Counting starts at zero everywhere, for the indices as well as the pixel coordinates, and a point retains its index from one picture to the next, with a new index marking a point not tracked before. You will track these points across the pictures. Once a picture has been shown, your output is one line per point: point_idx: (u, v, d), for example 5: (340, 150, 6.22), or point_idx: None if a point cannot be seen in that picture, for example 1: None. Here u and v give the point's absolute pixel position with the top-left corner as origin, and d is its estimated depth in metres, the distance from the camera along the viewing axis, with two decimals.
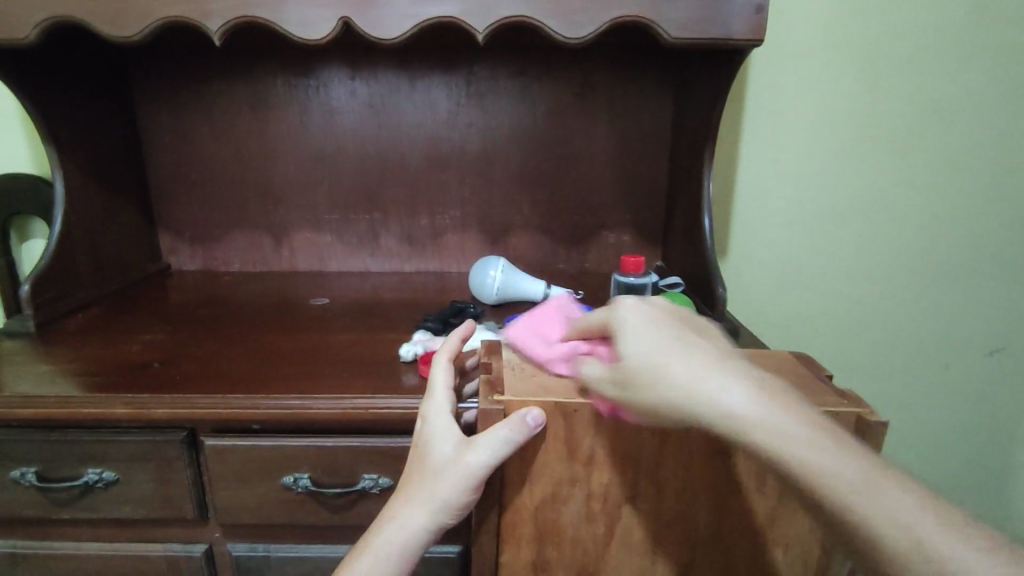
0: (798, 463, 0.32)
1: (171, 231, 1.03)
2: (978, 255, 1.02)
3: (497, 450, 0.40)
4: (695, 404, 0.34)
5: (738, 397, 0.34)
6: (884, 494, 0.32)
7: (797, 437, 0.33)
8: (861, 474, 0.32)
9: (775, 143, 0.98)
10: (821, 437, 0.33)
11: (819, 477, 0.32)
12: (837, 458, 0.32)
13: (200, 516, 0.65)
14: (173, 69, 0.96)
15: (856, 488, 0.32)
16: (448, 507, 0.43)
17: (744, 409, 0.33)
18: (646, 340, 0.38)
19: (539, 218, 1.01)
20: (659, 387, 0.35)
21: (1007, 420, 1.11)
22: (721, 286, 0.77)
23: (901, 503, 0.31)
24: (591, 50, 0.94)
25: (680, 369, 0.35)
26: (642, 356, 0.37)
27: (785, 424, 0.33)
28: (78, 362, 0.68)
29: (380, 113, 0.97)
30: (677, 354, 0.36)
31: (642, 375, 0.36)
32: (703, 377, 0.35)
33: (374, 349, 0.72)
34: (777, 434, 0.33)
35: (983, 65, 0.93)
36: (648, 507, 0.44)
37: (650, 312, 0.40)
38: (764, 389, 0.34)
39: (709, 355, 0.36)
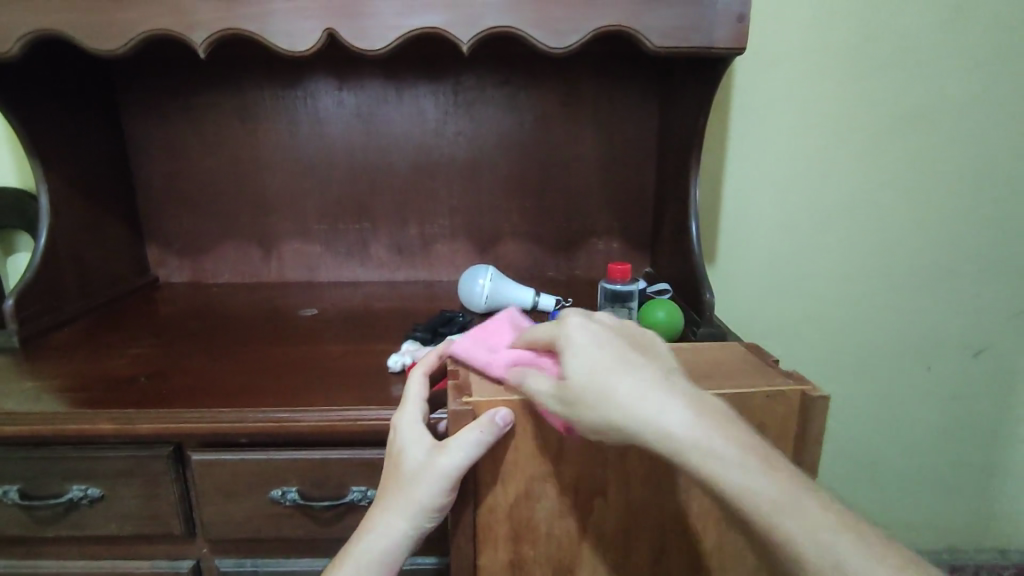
0: (730, 483, 0.34)
1: (159, 243, 1.03)
2: (962, 257, 1.03)
3: (470, 449, 0.41)
4: (638, 422, 0.36)
5: (673, 416, 0.35)
6: (806, 519, 0.33)
7: (731, 460, 0.34)
8: (795, 497, 0.34)
9: (760, 148, 0.99)
10: (755, 458, 0.34)
11: (748, 498, 0.34)
12: (779, 487, 0.34)
13: (187, 532, 0.64)
14: (159, 81, 0.96)
15: (779, 510, 0.33)
16: (425, 511, 0.43)
17: (679, 430, 0.35)
18: (590, 357, 0.39)
19: (527, 226, 1.02)
20: (611, 410, 0.36)
21: (996, 420, 1.11)
22: (709, 290, 0.77)
23: (825, 524, 0.33)
24: (577, 59, 0.94)
25: (617, 385, 0.37)
26: (584, 372, 0.38)
27: (720, 445, 0.34)
28: (63, 377, 0.68)
29: (367, 123, 0.98)
30: (618, 373, 0.37)
31: (582, 391, 0.38)
32: (644, 398, 0.36)
33: (363, 360, 0.72)
34: (711, 456, 0.34)
35: (964, 70, 0.95)
36: (619, 499, 0.44)
37: (596, 329, 0.41)
38: (703, 411, 0.36)
39: (650, 373, 0.38)
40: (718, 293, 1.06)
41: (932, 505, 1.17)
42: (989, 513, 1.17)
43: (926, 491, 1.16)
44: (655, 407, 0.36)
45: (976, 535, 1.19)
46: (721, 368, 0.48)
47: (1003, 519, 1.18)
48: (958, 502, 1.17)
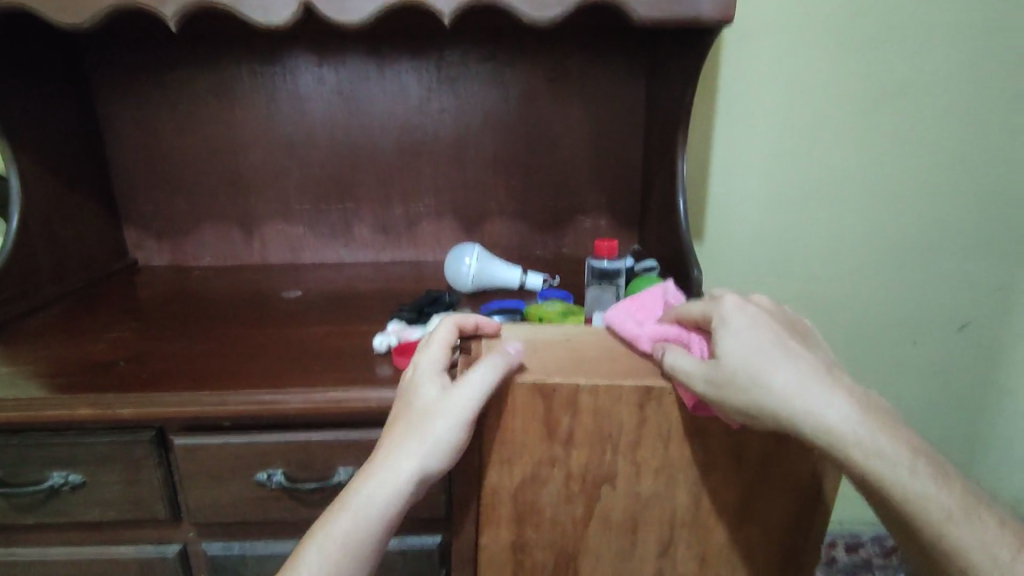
0: (894, 481, 0.36)
1: (138, 226, 1.00)
2: (948, 231, 1.03)
3: (492, 375, 0.41)
4: (796, 413, 0.37)
5: (839, 412, 0.37)
6: (968, 523, 0.35)
7: (896, 462, 0.36)
8: (959, 502, 0.36)
9: (748, 124, 0.98)
10: (922, 463, 0.36)
11: (910, 499, 0.36)
12: (938, 490, 0.36)
13: (172, 517, 0.64)
14: (133, 58, 0.93)
15: (941, 510, 0.35)
16: (438, 451, 0.41)
17: (841, 427, 0.36)
18: (749, 340, 0.40)
19: (514, 205, 1.00)
20: (765, 397, 0.38)
21: (979, 393, 1.13)
22: (698, 268, 0.77)
23: (985, 532, 0.35)
24: (562, 33, 0.92)
25: (778, 374, 0.38)
26: (741, 355, 0.39)
27: (887, 445, 0.36)
28: (39, 363, 0.66)
29: (349, 101, 0.95)
30: (779, 361, 0.39)
31: (738, 374, 0.38)
32: (804, 388, 0.38)
33: (348, 341, 0.71)
34: (874, 454, 0.36)
35: (953, 43, 0.94)
36: (627, 485, 0.44)
37: (752, 312, 0.42)
38: (869, 410, 0.37)
39: (810, 365, 0.39)
40: (707, 270, 1.06)
41: None
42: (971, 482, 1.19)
43: None
44: (819, 400, 0.37)
45: None
46: None
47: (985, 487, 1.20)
48: None
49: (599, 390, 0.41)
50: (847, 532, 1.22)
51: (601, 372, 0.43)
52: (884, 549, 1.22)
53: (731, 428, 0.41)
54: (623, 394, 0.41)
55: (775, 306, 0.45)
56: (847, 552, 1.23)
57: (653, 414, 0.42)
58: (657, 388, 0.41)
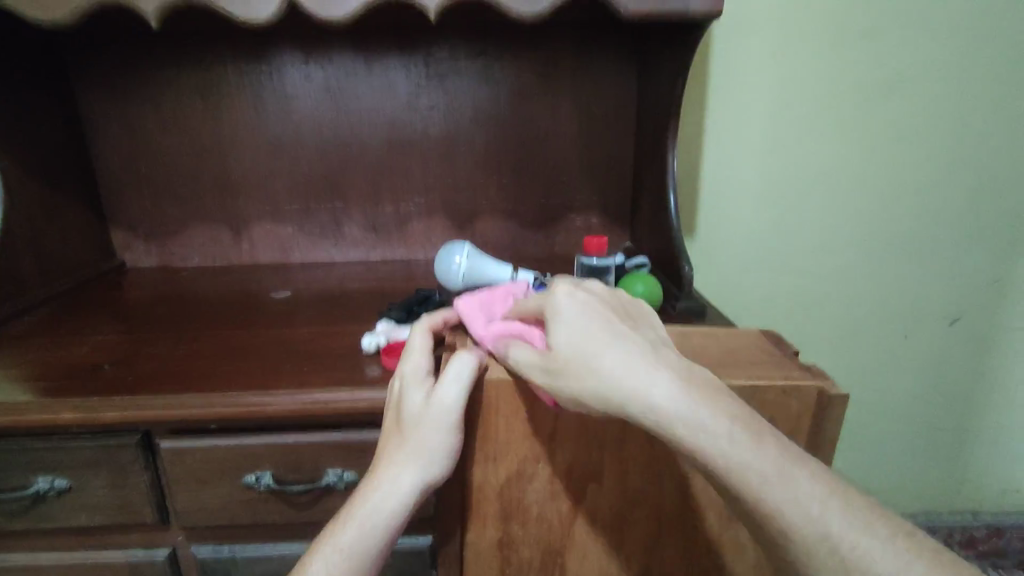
0: (716, 456, 0.33)
1: (124, 227, 0.99)
2: (939, 225, 1.03)
3: (466, 373, 0.41)
4: (621, 395, 0.35)
5: (662, 390, 0.35)
6: (794, 491, 0.33)
7: (717, 433, 0.33)
8: (779, 467, 0.33)
9: (739, 119, 0.98)
10: (742, 431, 0.34)
11: (733, 471, 0.33)
12: (763, 459, 0.33)
13: (161, 521, 0.63)
14: (118, 57, 0.92)
15: (766, 479, 0.33)
16: (434, 457, 0.42)
17: (664, 404, 0.34)
18: (577, 326, 0.38)
19: (505, 202, 1.00)
20: (591, 380, 0.36)
21: (970, 387, 1.13)
22: (687, 263, 0.76)
23: (811, 495, 0.33)
24: (551, 28, 0.92)
25: (603, 357, 0.36)
26: (569, 343, 0.38)
27: (708, 419, 0.34)
28: (25, 367, 0.65)
29: (336, 98, 0.95)
30: (602, 343, 0.37)
31: (566, 362, 0.37)
32: (627, 369, 0.36)
33: (338, 342, 0.70)
34: (700, 429, 0.34)
35: (943, 36, 0.94)
36: (614, 484, 0.43)
37: (580, 299, 0.41)
38: (688, 382, 0.35)
39: (636, 345, 0.37)
40: (699, 267, 1.06)
41: (909, 469, 1.19)
42: (962, 474, 1.20)
43: (903, 455, 1.18)
44: (643, 379, 0.35)
45: (951, 497, 1.22)
46: (738, 359, 0.45)
47: (975, 480, 1.21)
48: (933, 467, 1.19)
49: None
50: None
51: None
52: None
53: None
54: None
55: (604, 293, 0.44)
56: None
57: None
58: None
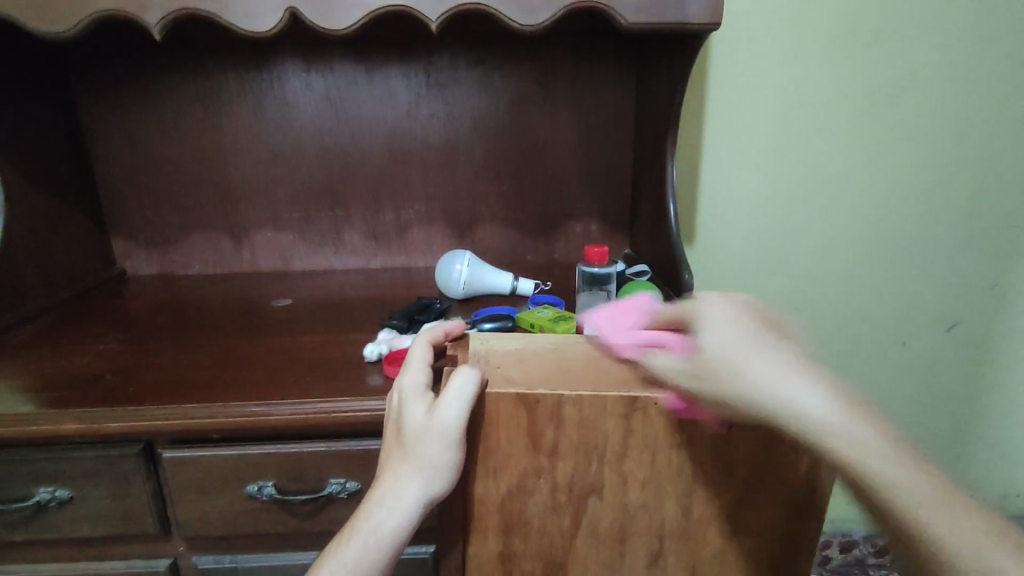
0: (870, 471, 0.32)
1: (125, 235, 0.99)
2: (936, 231, 1.03)
3: (467, 391, 0.41)
4: (771, 402, 0.35)
5: (815, 399, 0.34)
6: (949, 520, 0.31)
7: (874, 447, 0.32)
8: (937, 494, 0.31)
9: (737, 127, 0.99)
10: (901, 449, 0.32)
11: (889, 489, 0.31)
12: (920, 482, 0.31)
13: (162, 531, 0.63)
14: (119, 66, 0.92)
15: (921, 503, 0.31)
16: (436, 473, 0.42)
17: (818, 413, 0.33)
18: (726, 334, 0.38)
19: (505, 210, 1.00)
20: (740, 385, 0.36)
21: (969, 392, 1.13)
22: (687, 272, 0.77)
23: (962, 529, 0.31)
24: (551, 37, 0.92)
25: (753, 363, 0.36)
26: (720, 348, 0.38)
27: (861, 432, 0.32)
28: (26, 377, 0.65)
29: (337, 107, 0.95)
30: (755, 351, 0.37)
31: (715, 366, 0.37)
32: (775, 378, 0.35)
33: (339, 350, 0.70)
34: (852, 442, 0.32)
35: (939, 44, 0.94)
36: (615, 498, 0.43)
37: (729, 309, 0.40)
38: (845, 394, 0.34)
39: (788, 355, 0.37)
40: (697, 274, 1.06)
41: None
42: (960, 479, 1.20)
43: None
44: (791, 387, 0.34)
45: None
46: None
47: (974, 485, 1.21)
48: None
49: (584, 400, 0.41)
50: (840, 532, 1.23)
51: (585, 381, 0.42)
52: (877, 547, 1.23)
53: (720, 437, 0.41)
54: (608, 404, 0.41)
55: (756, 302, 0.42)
56: (841, 551, 1.23)
57: (638, 424, 0.41)
58: (642, 399, 0.40)
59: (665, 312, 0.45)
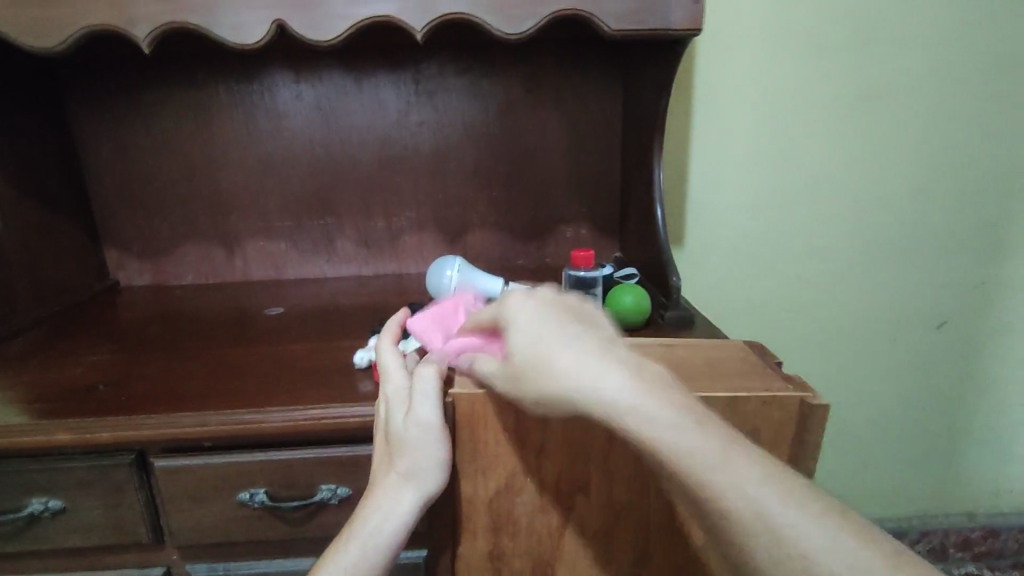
0: (664, 446, 0.34)
1: (118, 246, 1.00)
2: (923, 230, 1.05)
3: (432, 390, 0.43)
4: (576, 394, 0.36)
5: (613, 385, 0.36)
6: (737, 476, 0.33)
7: (665, 423, 0.34)
8: (724, 457, 0.34)
9: (724, 131, 1.00)
10: (687, 420, 0.35)
11: (681, 460, 0.34)
12: (706, 446, 0.34)
13: (155, 540, 0.63)
14: (110, 79, 0.93)
15: (711, 467, 0.33)
16: (428, 472, 0.43)
17: (618, 399, 0.35)
18: (532, 330, 0.40)
19: (495, 216, 1.01)
20: (547, 379, 0.38)
21: (960, 389, 1.14)
22: (674, 274, 0.77)
23: (756, 483, 0.33)
24: (538, 44, 0.93)
25: (559, 359, 0.38)
26: (528, 349, 0.39)
27: (657, 410, 0.35)
28: (19, 388, 0.66)
29: (327, 116, 0.96)
30: (558, 346, 0.38)
31: (528, 365, 0.39)
32: (580, 367, 0.37)
33: (331, 358, 0.71)
34: (647, 421, 0.35)
35: (921, 46, 0.96)
36: (600, 496, 0.45)
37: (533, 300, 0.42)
38: (641, 378, 0.36)
39: (590, 345, 0.38)
40: (688, 276, 1.07)
41: (902, 472, 1.20)
42: (955, 477, 1.21)
43: (896, 458, 1.19)
44: (591, 375, 0.36)
45: (945, 500, 1.22)
46: (721, 368, 0.47)
47: (968, 481, 1.21)
48: (926, 470, 1.20)
49: None
50: None
51: None
52: None
53: None
54: None
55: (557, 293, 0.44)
56: None
57: None
58: None
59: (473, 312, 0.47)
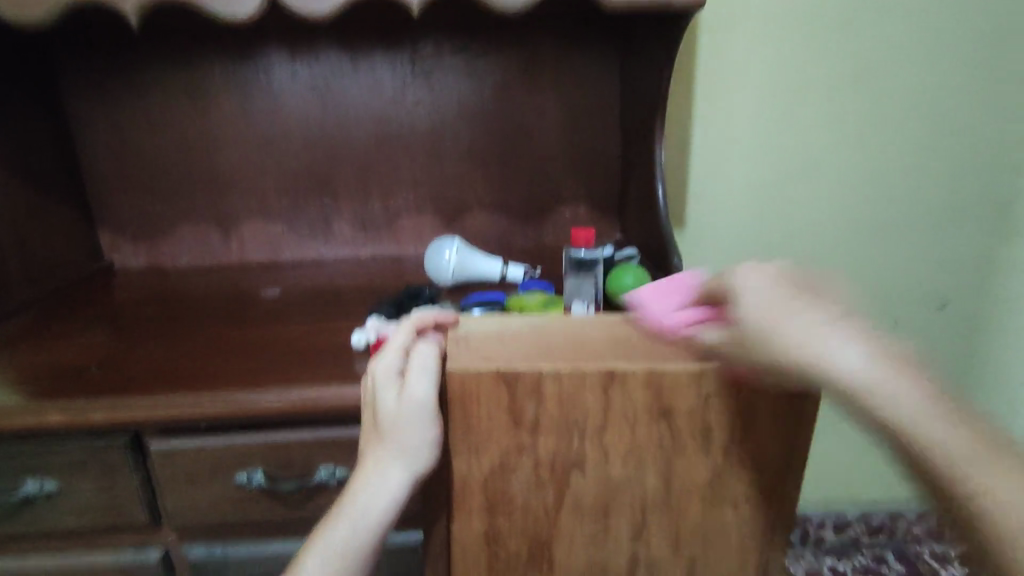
0: (909, 430, 0.33)
1: (112, 227, 0.99)
2: (928, 211, 1.03)
3: (430, 364, 0.43)
4: (809, 365, 0.35)
5: (855, 359, 0.34)
6: (997, 474, 0.32)
7: (912, 407, 0.33)
8: (979, 451, 0.32)
9: (726, 111, 0.98)
10: (941, 408, 0.33)
11: (929, 448, 0.32)
12: (960, 438, 0.32)
13: (152, 521, 0.63)
14: (100, 57, 0.91)
15: (957, 461, 0.32)
16: (417, 453, 0.43)
17: (859, 374, 0.34)
18: (762, 299, 0.38)
19: (494, 197, 1.00)
20: (776, 349, 0.36)
21: (961, 372, 1.14)
22: (676, 255, 0.78)
23: (1014, 485, 0.31)
24: (539, 21, 0.91)
25: (791, 327, 0.36)
26: (757, 316, 0.38)
27: (901, 390, 0.33)
28: (12, 370, 0.65)
29: (323, 95, 0.94)
30: (793, 315, 0.37)
31: (756, 332, 0.37)
32: (814, 337, 0.36)
33: (328, 339, 0.70)
34: (890, 401, 0.33)
35: (930, 24, 0.94)
36: (597, 474, 0.43)
37: (767, 271, 0.41)
38: (886, 354, 0.34)
39: (824, 317, 0.37)
40: (688, 258, 1.06)
41: None
42: None
43: None
44: (823, 346, 0.35)
45: None
46: None
47: None
48: None
49: (563, 374, 0.41)
50: (834, 512, 1.23)
51: (565, 356, 0.42)
52: (871, 527, 1.24)
53: (697, 408, 0.41)
54: (587, 377, 0.41)
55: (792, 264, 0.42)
56: (835, 532, 1.24)
57: (617, 397, 0.41)
58: (620, 371, 0.40)
59: (706, 283, 0.45)
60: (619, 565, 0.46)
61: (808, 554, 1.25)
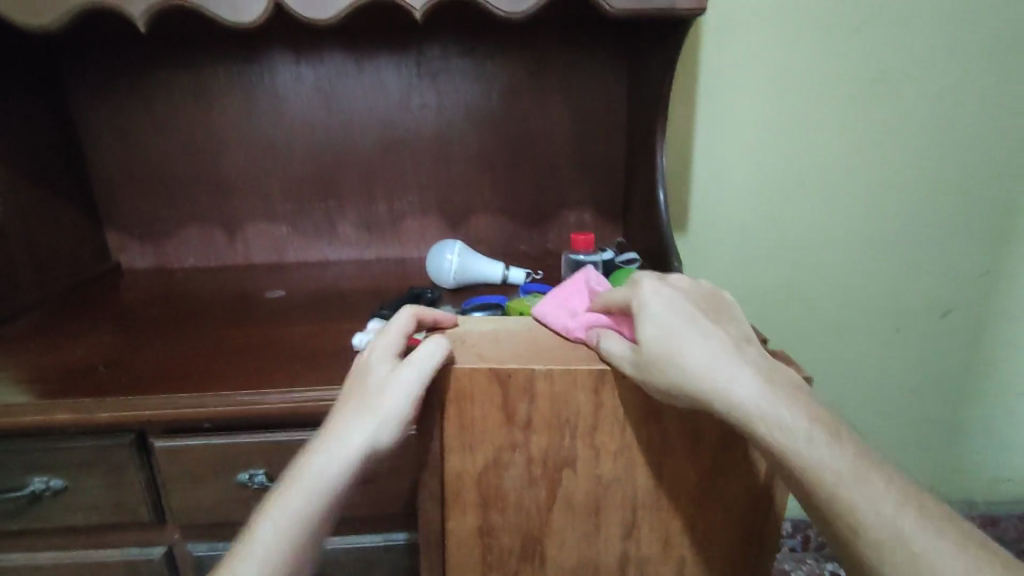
0: (793, 450, 0.37)
1: (119, 228, 1.00)
2: (932, 217, 1.03)
3: (437, 356, 0.41)
4: (704, 387, 0.38)
5: (746, 387, 0.38)
6: (868, 491, 0.36)
7: (796, 430, 0.37)
8: (851, 468, 0.36)
9: (728, 115, 0.98)
10: (819, 432, 0.37)
11: (811, 469, 0.36)
12: (837, 457, 0.36)
13: (155, 518, 0.64)
14: (109, 61, 0.92)
15: (840, 478, 0.36)
16: (389, 422, 0.42)
17: (750, 402, 0.38)
18: (660, 322, 0.41)
19: (497, 200, 1.00)
20: (678, 371, 0.39)
21: (966, 378, 1.13)
22: (676, 259, 0.78)
23: (883, 497, 0.35)
24: (543, 25, 0.92)
25: (688, 352, 0.40)
26: (658, 339, 0.40)
27: (787, 415, 0.37)
28: (20, 369, 0.66)
29: (328, 98, 0.95)
30: (687, 340, 0.40)
31: (657, 354, 0.39)
32: (713, 363, 0.39)
33: (330, 340, 0.71)
34: (776, 423, 0.37)
35: (935, 28, 0.94)
36: (589, 473, 0.44)
37: (670, 290, 0.44)
38: (770, 382, 0.39)
39: (716, 345, 0.40)
40: (689, 261, 1.06)
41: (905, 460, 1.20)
42: (957, 465, 1.20)
43: (899, 446, 1.19)
44: (732, 378, 0.38)
45: (949, 488, 1.22)
46: None
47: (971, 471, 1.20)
48: (928, 458, 1.19)
49: (555, 373, 0.41)
50: None
51: (559, 358, 0.43)
52: None
53: (688, 410, 0.42)
54: (579, 377, 0.42)
55: (693, 284, 0.47)
56: None
57: (609, 398, 0.42)
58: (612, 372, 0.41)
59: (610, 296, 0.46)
60: (611, 566, 0.47)
61: (809, 558, 1.25)
